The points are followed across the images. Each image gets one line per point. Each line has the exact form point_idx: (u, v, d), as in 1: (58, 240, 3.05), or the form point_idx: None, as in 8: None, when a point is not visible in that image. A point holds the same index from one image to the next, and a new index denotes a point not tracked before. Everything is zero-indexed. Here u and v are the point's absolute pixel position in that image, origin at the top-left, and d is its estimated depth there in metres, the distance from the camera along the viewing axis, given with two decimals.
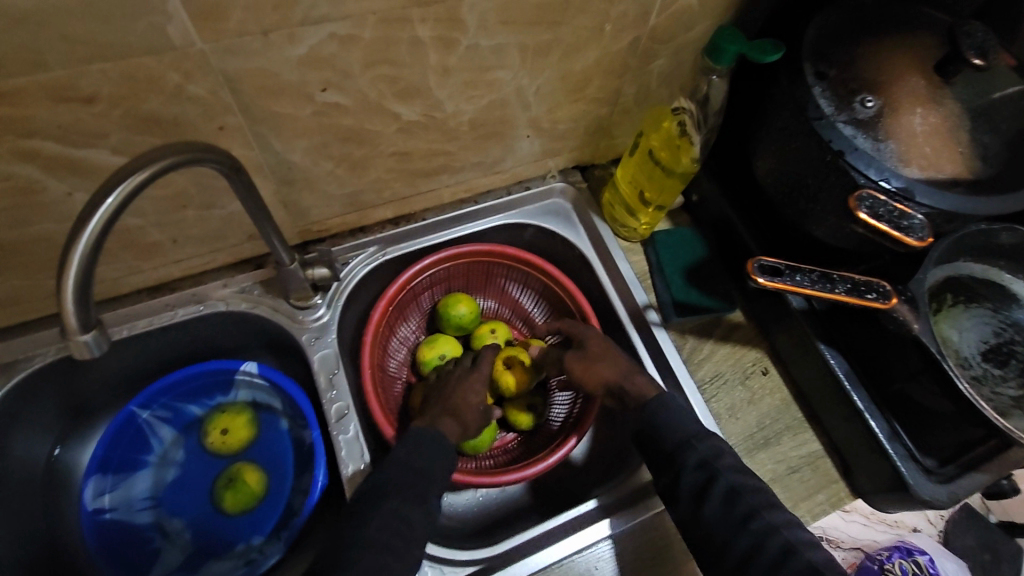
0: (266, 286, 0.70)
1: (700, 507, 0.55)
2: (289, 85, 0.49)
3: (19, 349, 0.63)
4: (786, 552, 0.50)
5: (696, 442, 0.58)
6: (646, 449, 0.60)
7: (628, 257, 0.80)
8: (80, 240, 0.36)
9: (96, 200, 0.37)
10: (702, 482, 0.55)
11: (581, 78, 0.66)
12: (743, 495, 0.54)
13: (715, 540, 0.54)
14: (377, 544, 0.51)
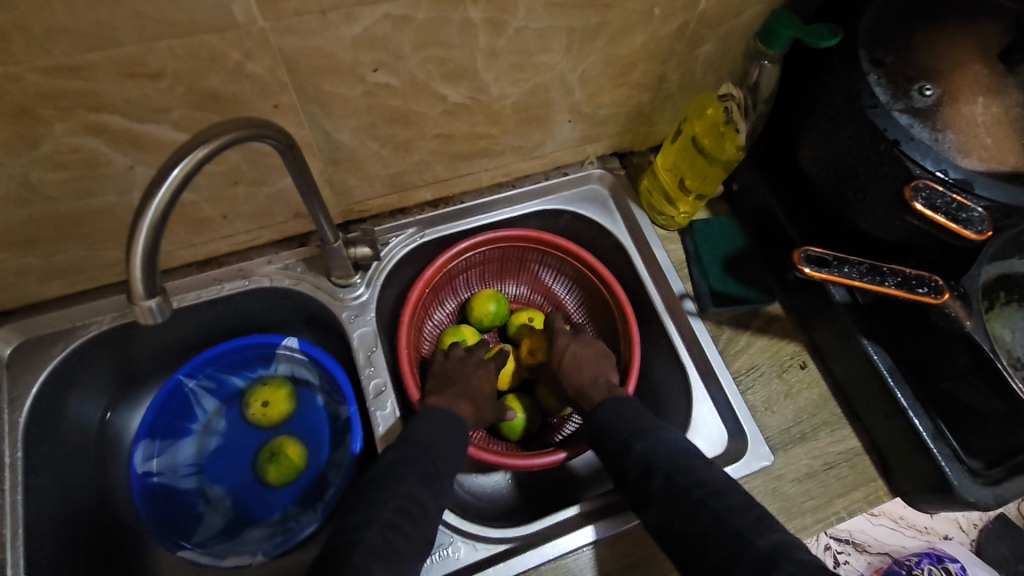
0: (309, 263, 0.71)
1: (645, 487, 0.57)
2: (342, 65, 0.50)
3: (77, 317, 0.66)
4: (715, 521, 0.51)
5: (633, 440, 0.60)
6: (601, 446, 0.63)
7: (665, 246, 0.79)
8: (149, 207, 0.37)
9: (164, 169, 0.38)
10: (643, 467, 0.57)
11: (626, 63, 0.65)
12: (681, 475, 0.55)
13: (662, 521, 0.55)
14: (405, 513, 0.53)
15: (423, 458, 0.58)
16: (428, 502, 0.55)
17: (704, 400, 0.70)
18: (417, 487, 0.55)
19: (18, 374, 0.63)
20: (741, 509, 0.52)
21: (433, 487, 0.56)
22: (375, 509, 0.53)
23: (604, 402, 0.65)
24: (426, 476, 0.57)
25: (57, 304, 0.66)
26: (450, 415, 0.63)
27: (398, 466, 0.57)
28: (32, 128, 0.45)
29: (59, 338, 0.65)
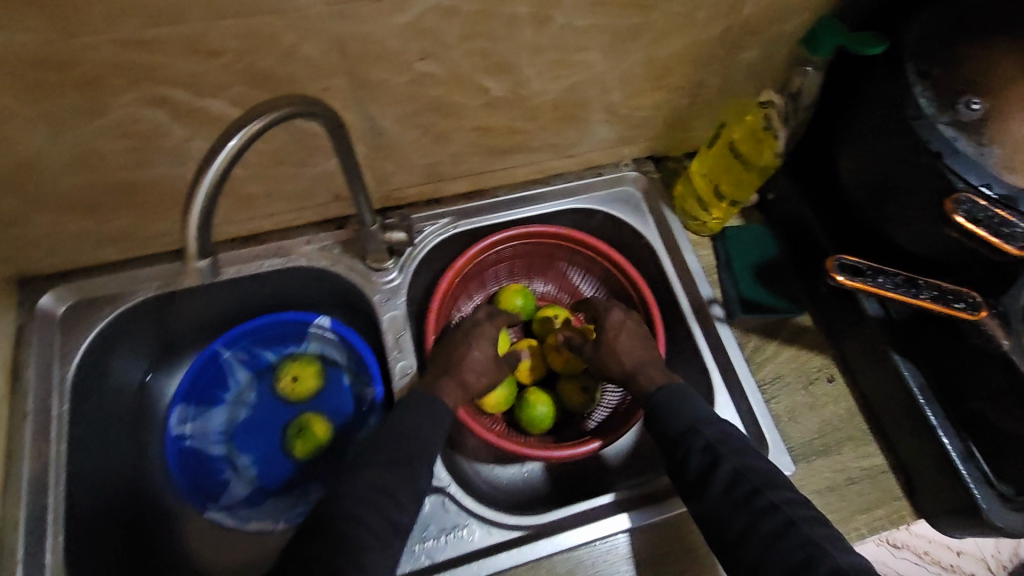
0: (345, 246, 0.73)
1: (703, 486, 0.56)
2: (390, 52, 0.52)
3: (125, 283, 0.69)
4: (786, 528, 0.51)
5: (702, 426, 0.60)
6: (659, 436, 0.62)
7: (695, 251, 0.79)
8: (205, 175, 0.40)
9: (221, 141, 0.41)
10: (708, 465, 0.57)
11: (668, 65, 0.66)
12: (748, 475, 0.56)
13: (719, 519, 0.55)
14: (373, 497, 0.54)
15: (392, 447, 0.59)
16: (404, 494, 0.56)
17: (728, 407, 0.69)
18: (385, 475, 0.56)
19: (68, 333, 0.66)
20: (810, 516, 0.53)
21: (406, 475, 0.57)
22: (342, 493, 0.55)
23: (659, 388, 0.66)
24: (400, 467, 0.57)
25: (109, 270, 0.69)
26: (431, 400, 0.63)
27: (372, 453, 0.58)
28: (100, 97, 0.47)
29: (108, 302, 0.68)
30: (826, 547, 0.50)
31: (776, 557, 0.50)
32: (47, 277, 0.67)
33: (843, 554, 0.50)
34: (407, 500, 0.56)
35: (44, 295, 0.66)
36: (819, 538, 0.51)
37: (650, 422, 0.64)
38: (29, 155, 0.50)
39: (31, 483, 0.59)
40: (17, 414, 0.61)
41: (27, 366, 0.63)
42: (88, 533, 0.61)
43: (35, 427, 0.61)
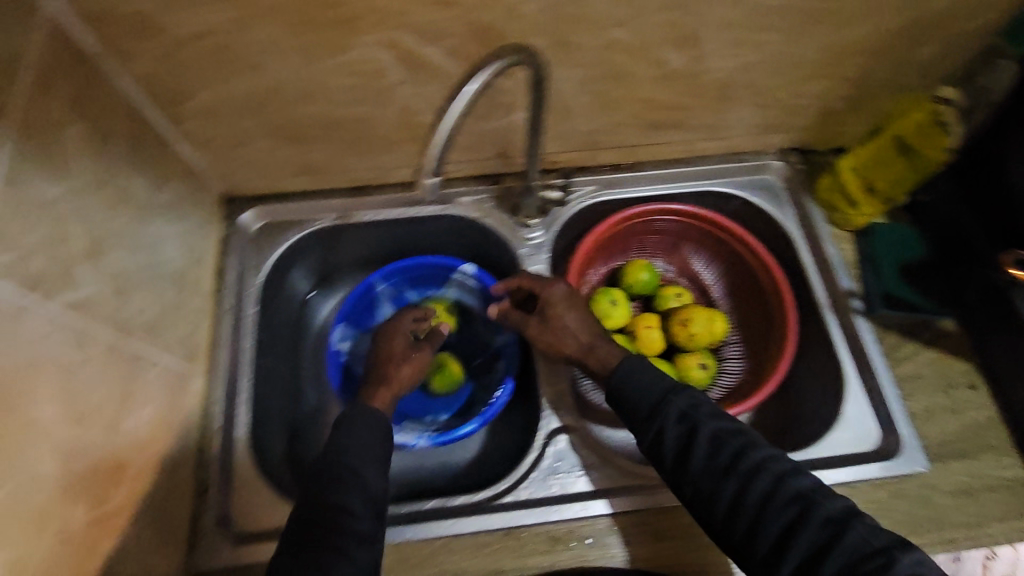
0: (498, 201, 0.79)
1: (687, 459, 0.54)
2: (594, 15, 0.56)
3: (304, 212, 0.77)
4: (773, 488, 0.51)
5: (673, 396, 0.58)
6: (629, 414, 0.59)
7: (837, 244, 0.79)
8: (444, 121, 0.46)
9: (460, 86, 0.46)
10: (687, 436, 0.55)
11: (843, 53, 0.66)
12: (726, 440, 0.54)
13: (707, 490, 0.53)
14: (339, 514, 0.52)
15: (340, 465, 0.56)
16: (365, 512, 0.53)
17: (860, 396, 0.71)
18: (344, 494, 0.54)
19: (259, 248, 0.75)
20: (792, 471, 0.53)
21: (362, 491, 0.54)
22: (313, 513, 0.53)
23: (619, 364, 0.61)
24: (354, 484, 0.54)
25: (291, 198, 0.77)
26: (373, 411, 0.61)
27: (333, 471, 0.55)
28: (347, 36, 0.55)
29: (291, 226, 0.76)
30: (814, 501, 0.50)
31: (772, 520, 0.50)
32: (245, 199, 0.77)
33: (826, 500, 0.51)
34: (373, 519, 0.53)
35: (244, 213, 0.76)
36: (813, 495, 0.51)
37: (614, 402, 0.60)
38: (275, 83, 0.58)
39: (228, 367, 0.67)
40: (219, 309, 0.70)
41: (228, 271, 0.72)
42: (265, 418, 0.69)
43: (230, 321, 0.70)
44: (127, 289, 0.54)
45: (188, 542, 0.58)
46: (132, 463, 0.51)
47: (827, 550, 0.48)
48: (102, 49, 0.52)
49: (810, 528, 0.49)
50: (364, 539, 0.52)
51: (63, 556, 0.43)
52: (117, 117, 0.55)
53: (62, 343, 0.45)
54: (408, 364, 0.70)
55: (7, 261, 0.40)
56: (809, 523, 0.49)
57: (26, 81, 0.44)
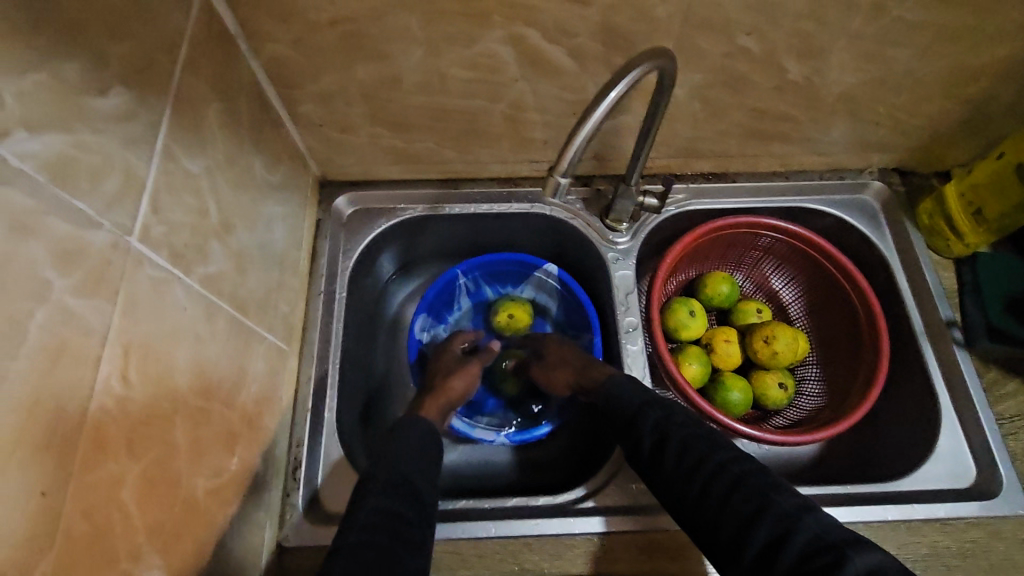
0: (587, 203, 0.78)
1: (659, 461, 0.55)
2: (726, 21, 0.55)
3: (396, 200, 0.77)
4: (734, 486, 0.50)
5: (649, 407, 0.58)
6: (614, 424, 0.61)
7: (937, 271, 0.76)
8: (587, 122, 0.47)
9: (604, 91, 0.46)
10: (659, 440, 0.56)
11: (971, 74, 0.64)
12: (693, 442, 0.54)
13: (676, 489, 0.53)
14: (386, 521, 0.48)
15: (393, 472, 0.54)
16: (415, 519, 0.50)
17: (955, 431, 0.69)
18: (386, 499, 0.50)
19: (351, 233, 0.75)
20: (755, 471, 0.51)
21: (409, 495, 0.52)
22: (352, 517, 0.49)
23: (606, 380, 0.64)
24: (402, 490, 0.52)
25: (384, 186, 0.77)
26: (421, 423, 0.61)
27: (389, 479, 0.53)
28: (477, 29, 0.55)
29: (383, 213, 0.76)
30: (775, 498, 0.48)
31: (730, 519, 0.49)
32: (338, 183, 0.77)
33: (788, 499, 0.48)
34: (421, 524, 0.51)
35: (339, 197, 0.76)
36: (774, 494, 0.49)
37: (607, 411, 0.62)
38: (397, 72, 0.59)
39: (320, 348, 0.68)
40: (313, 290, 0.71)
41: (321, 254, 0.73)
42: (350, 400, 0.70)
43: (323, 304, 0.70)
44: (246, 267, 0.55)
45: (278, 518, 0.59)
46: (240, 437, 0.53)
47: (780, 545, 0.45)
48: (239, 29, 0.54)
49: (762, 527, 0.47)
50: (410, 546, 0.48)
51: (188, 523, 0.44)
52: (246, 96, 0.56)
53: (196, 316, 0.46)
54: (455, 378, 0.71)
55: (161, 234, 0.41)
56: (762, 522, 0.47)
57: (181, 57, 0.45)
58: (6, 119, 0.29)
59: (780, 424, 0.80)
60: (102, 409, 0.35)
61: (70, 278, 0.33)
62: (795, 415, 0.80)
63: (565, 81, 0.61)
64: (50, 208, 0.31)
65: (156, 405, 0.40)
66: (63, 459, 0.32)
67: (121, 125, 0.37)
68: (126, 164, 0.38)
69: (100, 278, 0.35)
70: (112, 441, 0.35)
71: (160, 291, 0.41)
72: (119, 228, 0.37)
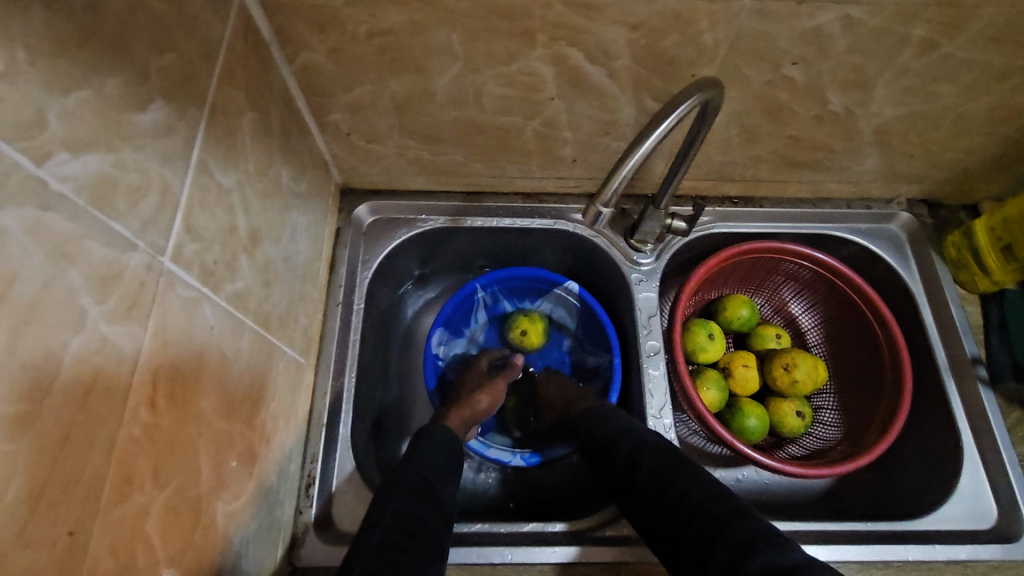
0: (612, 222, 0.76)
1: (630, 484, 0.55)
2: (773, 51, 0.54)
3: (419, 211, 0.75)
4: (695, 511, 0.49)
5: (622, 437, 0.59)
6: (594, 448, 0.62)
7: (962, 305, 0.75)
8: (635, 152, 0.47)
9: (653, 124, 0.46)
10: (631, 464, 0.56)
11: (1012, 112, 0.63)
12: (661, 468, 0.54)
13: (646, 512, 0.53)
14: (407, 522, 0.49)
15: (416, 476, 0.54)
16: (436, 524, 0.51)
17: (977, 471, 0.67)
18: (410, 500, 0.51)
19: (371, 242, 0.74)
20: (717, 495, 0.50)
21: (431, 501, 0.53)
22: (376, 515, 0.50)
23: (589, 411, 0.65)
24: (423, 494, 0.53)
25: (406, 196, 0.76)
26: (443, 432, 0.62)
27: (413, 484, 0.53)
28: (520, 47, 0.54)
29: (404, 223, 0.75)
30: (734, 524, 0.47)
31: (692, 542, 0.48)
32: (359, 190, 0.76)
33: (746, 522, 0.47)
34: (440, 529, 0.51)
35: (360, 205, 0.75)
36: (734, 519, 0.47)
37: (587, 434, 0.63)
38: (431, 85, 0.58)
39: (337, 361, 0.66)
40: (330, 301, 0.69)
41: (341, 263, 0.71)
42: (363, 416, 0.68)
43: (340, 315, 0.69)
44: (271, 280, 0.53)
45: (291, 535, 0.58)
46: (259, 455, 0.51)
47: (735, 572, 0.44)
48: (274, 37, 0.52)
49: (721, 550, 0.46)
50: (432, 552, 0.48)
51: (208, 547, 0.43)
52: (277, 104, 0.55)
53: (223, 333, 0.44)
54: (484, 394, 0.70)
55: (193, 251, 0.40)
56: (720, 546, 0.46)
57: (218, 68, 0.44)
58: (48, 140, 0.28)
59: (798, 453, 0.77)
60: (130, 439, 0.33)
61: (106, 304, 0.31)
62: (813, 444, 0.78)
63: (601, 101, 0.60)
64: (88, 231, 0.30)
65: (182, 430, 0.39)
66: (92, 493, 0.30)
67: (159, 141, 0.36)
68: (162, 181, 0.36)
69: (135, 301, 0.33)
70: (139, 471, 0.34)
71: (190, 310, 0.39)
72: (153, 248, 0.35)
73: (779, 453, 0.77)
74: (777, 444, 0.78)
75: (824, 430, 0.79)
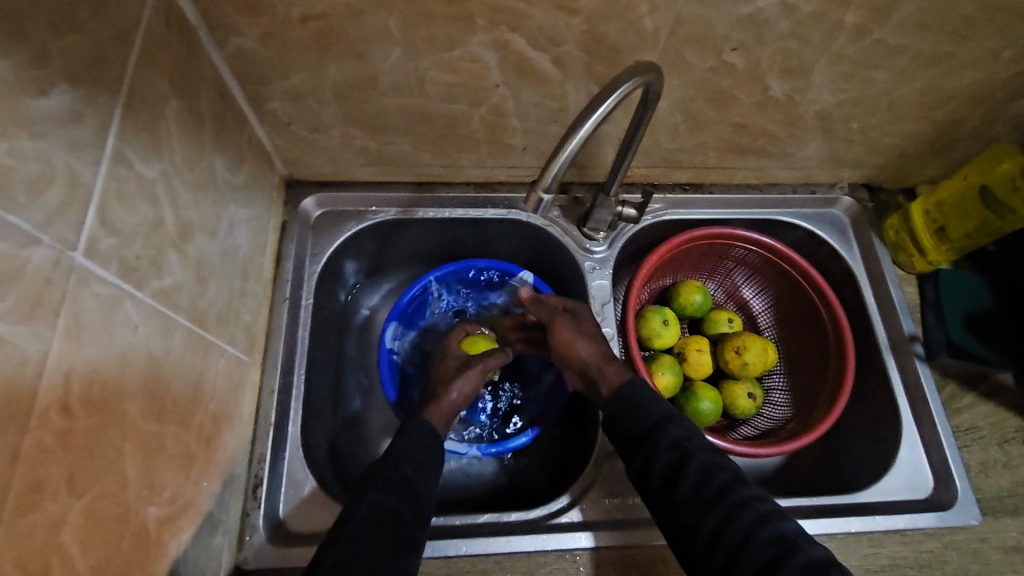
0: (564, 210, 0.76)
1: (674, 486, 0.53)
2: (713, 37, 0.55)
3: (368, 203, 0.73)
4: (758, 523, 0.50)
5: (670, 424, 0.57)
6: (626, 433, 0.58)
7: (901, 286, 0.77)
8: (575, 133, 0.46)
9: (591, 106, 0.46)
10: (677, 464, 0.54)
11: (943, 98, 0.65)
12: (715, 473, 0.53)
13: (689, 521, 0.52)
14: (381, 517, 0.48)
15: (396, 469, 0.53)
16: (413, 518, 0.50)
17: (915, 444, 0.70)
18: (387, 494, 0.50)
19: (319, 235, 0.71)
20: (776, 513, 0.51)
21: (409, 494, 0.51)
22: (351, 509, 0.49)
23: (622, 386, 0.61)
24: (403, 487, 0.51)
25: (355, 187, 0.74)
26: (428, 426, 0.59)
27: (390, 476, 0.52)
28: (460, 32, 0.53)
29: (352, 216, 0.73)
30: (796, 540, 0.49)
31: (751, 559, 0.48)
32: (305, 183, 0.74)
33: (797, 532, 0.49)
34: (418, 523, 0.50)
35: (307, 198, 0.73)
36: (794, 535, 0.49)
37: (618, 419, 0.59)
38: (373, 72, 0.57)
39: (284, 358, 0.64)
40: (277, 297, 0.67)
41: (287, 258, 0.69)
42: (315, 415, 0.66)
43: (288, 311, 0.66)
44: (206, 276, 0.51)
45: (237, 541, 0.56)
46: (198, 458, 0.49)
47: None
48: (200, 20, 0.50)
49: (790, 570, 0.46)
50: (406, 546, 0.48)
51: (139, 556, 0.41)
52: (207, 93, 0.53)
53: (150, 331, 0.42)
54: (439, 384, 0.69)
55: (110, 246, 0.38)
56: (789, 566, 0.46)
57: (136, 52, 0.41)
58: None
59: (749, 434, 0.79)
60: (38, 445, 0.31)
61: (4, 302, 0.29)
62: (766, 425, 0.80)
63: (547, 88, 0.60)
64: None
65: (102, 435, 0.37)
66: None
67: (64, 128, 0.34)
68: (70, 172, 0.34)
69: (39, 300, 0.32)
70: (51, 480, 0.32)
71: (109, 310, 0.37)
72: (61, 242, 0.34)
73: (732, 435, 0.79)
74: (731, 426, 0.80)
75: (776, 411, 0.81)
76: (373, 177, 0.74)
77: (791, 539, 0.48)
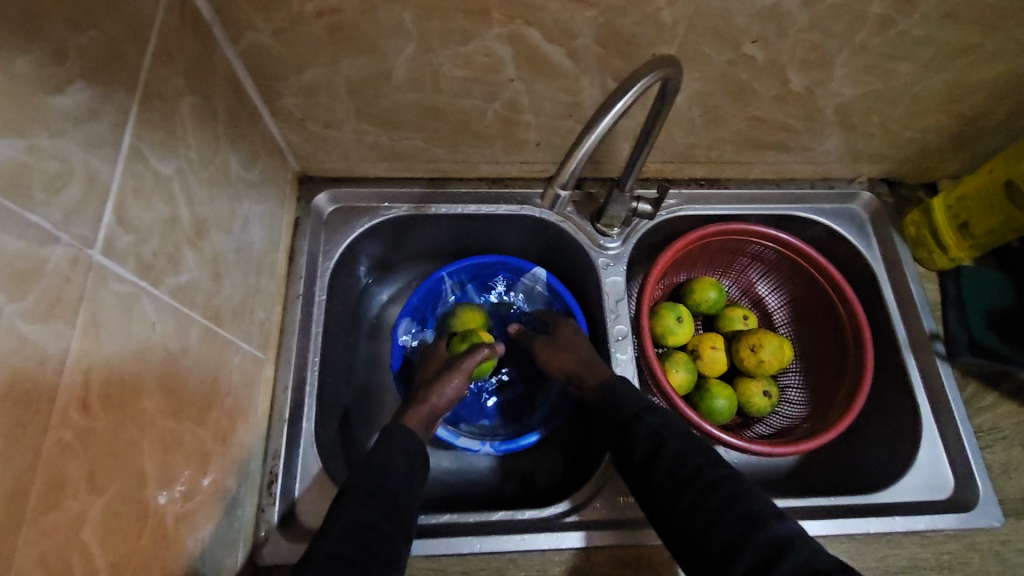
0: (578, 206, 0.75)
1: (650, 468, 0.54)
2: (733, 29, 0.54)
3: (380, 199, 0.73)
4: (730, 501, 0.49)
5: (648, 411, 0.57)
6: (608, 419, 0.59)
7: (921, 283, 0.76)
8: (593, 129, 0.45)
9: (609, 101, 0.45)
10: (652, 447, 0.54)
11: (967, 90, 0.64)
12: (691, 455, 0.53)
13: (665, 500, 0.52)
14: (361, 533, 0.48)
15: (374, 481, 0.53)
16: (391, 533, 0.49)
17: (935, 443, 0.69)
18: (363, 508, 0.50)
19: (332, 231, 0.71)
20: (749, 492, 0.50)
21: (388, 506, 0.51)
22: (329, 524, 0.48)
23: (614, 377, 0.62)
24: (380, 501, 0.51)
25: (368, 183, 0.74)
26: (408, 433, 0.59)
27: (366, 491, 0.51)
28: (474, 26, 0.52)
29: (365, 212, 0.72)
30: (775, 524, 0.48)
31: (720, 537, 0.48)
32: (319, 178, 0.73)
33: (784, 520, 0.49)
34: (397, 537, 0.50)
35: (320, 194, 0.73)
36: (773, 519, 0.48)
37: (602, 409, 0.60)
38: (386, 67, 0.56)
39: (298, 354, 0.64)
40: (291, 293, 0.67)
41: (300, 254, 0.69)
42: (328, 410, 0.66)
43: (301, 307, 0.66)
44: (221, 274, 0.52)
45: (251, 535, 0.56)
46: (214, 455, 0.49)
47: (774, 563, 0.45)
48: (215, 16, 0.50)
49: (753, 550, 0.46)
50: (384, 561, 0.47)
51: (157, 552, 0.41)
52: (222, 89, 0.52)
53: (167, 328, 0.42)
54: None
55: (128, 244, 0.38)
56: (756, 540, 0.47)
57: (151, 48, 0.41)
58: None
59: (764, 432, 0.78)
60: (59, 443, 0.31)
61: (23, 301, 0.29)
62: (782, 423, 0.79)
63: (563, 82, 0.59)
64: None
65: (121, 432, 0.37)
66: (15, 501, 0.28)
67: (81, 126, 0.34)
68: (88, 169, 0.34)
69: (59, 298, 0.32)
70: (72, 478, 0.32)
71: (127, 307, 0.37)
72: (79, 240, 0.34)
73: (748, 433, 0.78)
74: (745, 424, 0.79)
75: (793, 410, 0.79)
76: (386, 172, 0.73)
77: (764, 516, 0.48)
